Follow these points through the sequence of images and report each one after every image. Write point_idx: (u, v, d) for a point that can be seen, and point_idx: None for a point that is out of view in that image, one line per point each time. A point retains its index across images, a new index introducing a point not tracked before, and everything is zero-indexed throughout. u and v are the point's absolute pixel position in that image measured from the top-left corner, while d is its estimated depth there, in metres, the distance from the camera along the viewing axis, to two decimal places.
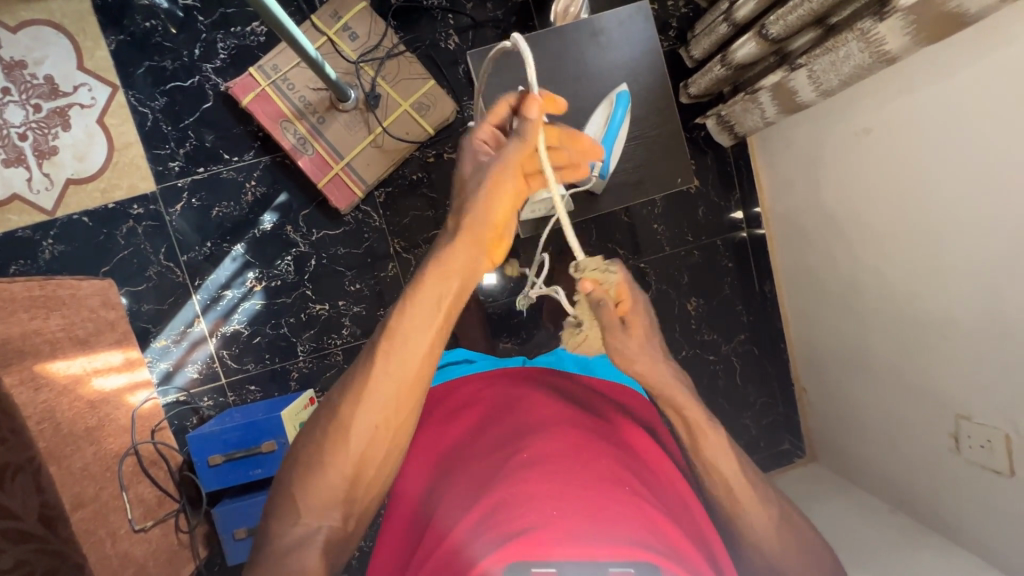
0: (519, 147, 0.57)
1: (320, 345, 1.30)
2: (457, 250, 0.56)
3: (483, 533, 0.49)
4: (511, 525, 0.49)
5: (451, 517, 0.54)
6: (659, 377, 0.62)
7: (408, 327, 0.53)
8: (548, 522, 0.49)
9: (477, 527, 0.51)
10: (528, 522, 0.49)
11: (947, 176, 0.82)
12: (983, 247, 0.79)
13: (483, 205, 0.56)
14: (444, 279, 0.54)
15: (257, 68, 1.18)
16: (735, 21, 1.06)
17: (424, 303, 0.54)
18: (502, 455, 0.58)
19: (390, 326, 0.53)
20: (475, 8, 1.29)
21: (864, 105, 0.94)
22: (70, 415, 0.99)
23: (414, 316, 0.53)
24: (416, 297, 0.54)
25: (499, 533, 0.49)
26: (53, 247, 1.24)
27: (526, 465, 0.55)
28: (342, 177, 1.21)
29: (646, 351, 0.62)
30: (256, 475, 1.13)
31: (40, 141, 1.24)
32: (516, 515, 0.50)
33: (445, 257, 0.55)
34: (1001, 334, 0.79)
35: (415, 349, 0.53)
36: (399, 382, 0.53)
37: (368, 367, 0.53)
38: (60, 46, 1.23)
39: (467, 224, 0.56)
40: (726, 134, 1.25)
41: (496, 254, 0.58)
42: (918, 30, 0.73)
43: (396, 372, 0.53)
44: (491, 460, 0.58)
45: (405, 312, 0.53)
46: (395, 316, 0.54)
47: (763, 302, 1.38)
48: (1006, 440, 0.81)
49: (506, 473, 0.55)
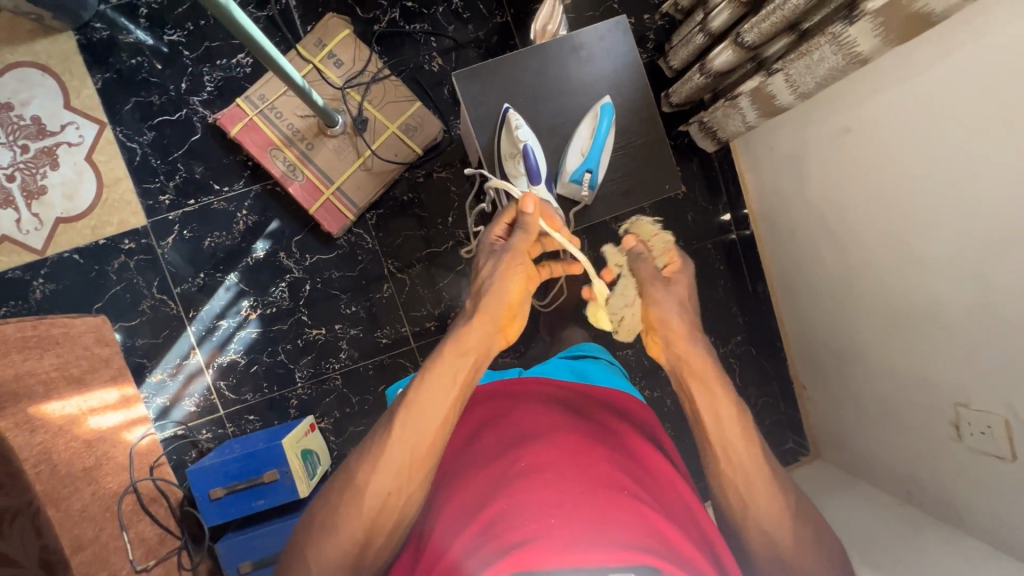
0: (522, 238, 0.78)
1: (318, 370, 1.30)
2: (469, 335, 0.67)
3: (481, 545, 0.50)
4: (510, 536, 0.50)
5: (450, 531, 0.54)
6: (688, 348, 0.72)
7: (425, 401, 0.61)
8: (546, 531, 0.50)
9: (476, 539, 0.51)
10: (527, 532, 0.50)
11: (922, 171, 0.85)
12: (963, 237, 0.81)
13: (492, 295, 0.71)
14: (461, 355, 0.65)
15: (244, 98, 1.20)
16: (711, 31, 1.08)
17: (441, 374, 0.63)
18: (501, 465, 0.59)
19: (410, 396, 0.61)
20: (456, 30, 1.32)
21: (842, 106, 0.96)
22: (67, 456, 0.97)
23: (433, 384, 0.62)
24: (436, 369, 0.63)
25: (498, 544, 0.50)
26: (44, 287, 1.23)
27: (523, 474, 0.56)
28: (333, 203, 1.23)
29: (683, 307, 0.77)
30: (259, 505, 1.12)
31: (28, 181, 1.24)
32: (515, 526, 0.51)
33: (464, 335, 0.67)
34: (992, 321, 0.80)
35: (432, 419, 0.60)
36: (413, 449, 0.59)
37: (384, 439, 0.59)
38: (46, 87, 1.23)
39: (483, 310, 0.70)
40: (709, 140, 1.28)
41: (508, 331, 0.71)
42: (888, 31, 0.76)
43: (411, 445, 0.59)
44: (490, 470, 0.59)
45: (424, 384, 0.62)
46: (415, 389, 0.62)
47: (756, 303, 1.39)
48: (1006, 425, 0.82)
49: (507, 483, 0.56)
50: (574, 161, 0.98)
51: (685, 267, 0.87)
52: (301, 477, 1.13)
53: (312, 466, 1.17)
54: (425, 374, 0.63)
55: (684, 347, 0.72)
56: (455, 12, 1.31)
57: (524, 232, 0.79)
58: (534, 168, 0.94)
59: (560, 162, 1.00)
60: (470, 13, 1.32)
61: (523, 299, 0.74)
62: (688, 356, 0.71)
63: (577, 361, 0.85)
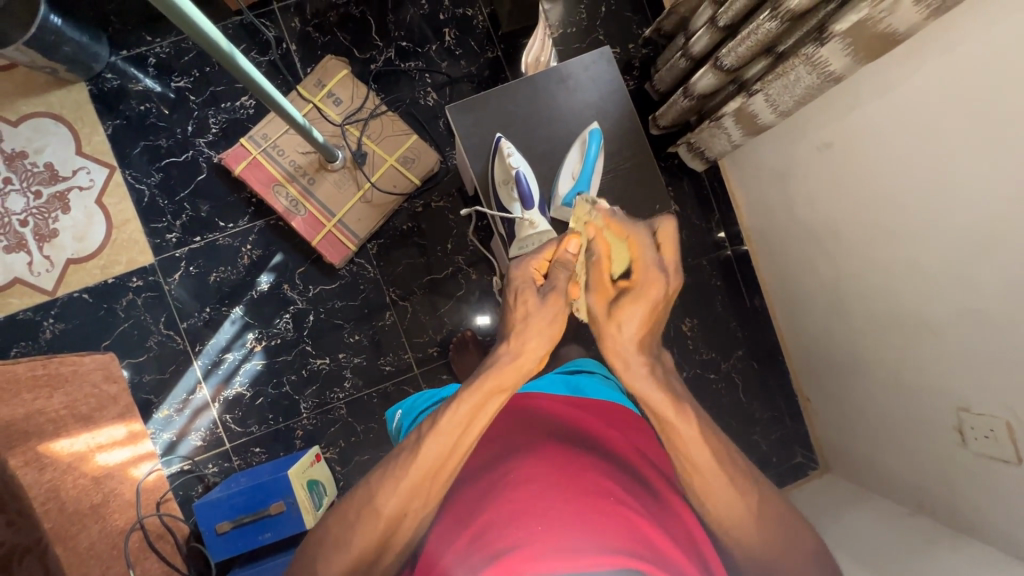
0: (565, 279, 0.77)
1: (323, 400, 1.31)
2: (505, 373, 0.66)
3: (472, 554, 0.54)
4: (496, 545, 0.54)
5: (442, 544, 0.57)
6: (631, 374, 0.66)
7: (452, 430, 0.61)
8: (531, 538, 0.53)
9: (467, 549, 0.55)
10: (513, 540, 0.54)
11: (897, 184, 0.88)
12: (943, 245, 0.85)
13: (531, 341, 0.69)
14: (492, 394, 0.65)
15: (247, 139, 1.25)
16: (693, 56, 1.13)
17: (472, 406, 0.63)
18: (491, 477, 0.62)
19: (440, 425, 0.61)
20: (450, 66, 1.38)
21: (822, 121, 1.00)
22: (75, 493, 0.98)
23: (460, 414, 0.62)
24: (467, 397, 0.63)
25: (486, 553, 0.53)
26: (54, 327, 1.26)
27: (512, 486, 0.60)
28: (334, 234, 1.27)
29: (662, 380, 0.65)
30: (265, 539, 1.11)
31: (40, 225, 1.28)
32: (502, 536, 0.54)
33: (503, 366, 0.66)
34: (985, 324, 0.81)
35: (456, 449, 0.60)
36: (429, 473, 0.58)
37: (403, 461, 0.59)
38: (59, 135, 1.29)
39: (522, 346, 0.69)
40: (698, 160, 1.31)
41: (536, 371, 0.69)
42: (857, 50, 0.79)
43: (423, 473, 0.58)
44: (480, 483, 0.62)
45: (455, 411, 0.62)
46: (446, 417, 0.62)
47: (755, 317, 1.40)
48: (1008, 428, 0.82)
49: (497, 495, 0.59)
50: (566, 185, 1.01)
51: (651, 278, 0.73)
52: (308, 508, 1.12)
53: (318, 496, 1.17)
54: (453, 402, 0.63)
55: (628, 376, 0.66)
56: (447, 50, 1.37)
57: (553, 291, 0.75)
58: (525, 192, 0.97)
59: (553, 187, 1.03)
60: (461, 50, 1.38)
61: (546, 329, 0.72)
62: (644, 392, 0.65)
63: (573, 376, 0.87)
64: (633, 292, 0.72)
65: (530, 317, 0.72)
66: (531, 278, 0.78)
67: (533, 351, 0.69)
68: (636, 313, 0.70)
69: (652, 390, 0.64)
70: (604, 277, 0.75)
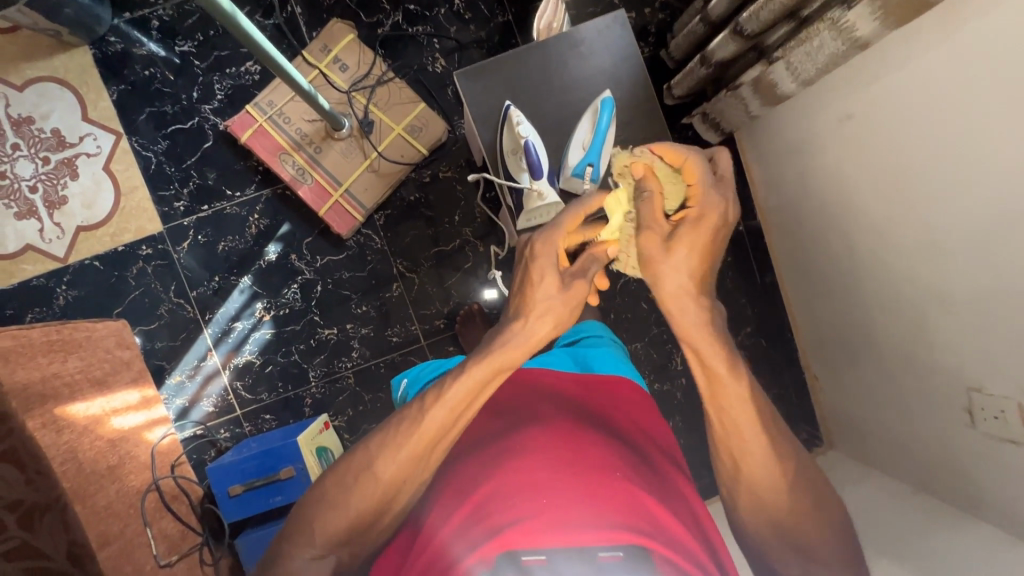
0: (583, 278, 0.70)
1: (331, 369, 1.32)
2: (515, 348, 0.62)
3: (473, 525, 0.57)
4: (498, 518, 0.57)
5: (443, 510, 0.59)
6: (682, 314, 0.63)
7: (457, 404, 0.59)
8: (533, 513, 0.57)
9: (467, 520, 0.57)
10: (515, 514, 0.57)
11: (923, 159, 0.85)
12: (965, 225, 0.82)
13: (543, 308, 0.65)
14: (496, 371, 0.61)
15: (253, 105, 1.23)
16: (711, 20, 1.09)
17: (475, 385, 0.60)
18: (493, 450, 0.64)
19: (447, 392, 0.59)
20: (459, 30, 1.33)
21: (844, 91, 0.96)
22: (92, 455, 1.00)
23: (467, 385, 0.59)
24: (476, 373, 0.60)
25: (487, 526, 0.56)
26: (67, 293, 1.28)
27: (515, 459, 0.62)
28: (341, 205, 1.26)
29: (711, 327, 0.62)
30: (276, 502, 1.14)
31: (50, 192, 1.28)
32: (505, 510, 0.57)
33: (511, 339, 0.62)
34: (1002, 304, 0.80)
35: (458, 420, 0.59)
36: (437, 441, 0.58)
37: (412, 425, 0.58)
38: (65, 100, 1.28)
39: (533, 311, 0.65)
40: (714, 132, 1.27)
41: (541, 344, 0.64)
42: (886, 14, 0.74)
43: (432, 439, 0.58)
44: (482, 455, 0.64)
45: (456, 389, 0.59)
46: (453, 388, 0.59)
47: (766, 294, 1.38)
48: (1019, 410, 0.81)
49: (499, 467, 0.61)
50: (577, 155, 0.97)
51: (710, 203, 0.67)
52: (317, 473, 1.15)
53: (327, 462, 1.20)
54: (460, 374, 0.60)
55: (677, 313, 0.63)
56: (456, 14, 1.33)
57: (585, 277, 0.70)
58: (535, 162, 0.95)
59: (563, 156, 1.00)
60: (471, 14, 1.33)
61: (556, 306, 0.65)
62: (684, 326, 0.62)
63: (581, 348, 0.87)
64: (690, 223, 0.66)
65: (544, 286, 0.67)
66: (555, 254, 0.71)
67: (547, 331, 0.64)
68: (691, 246, 0.64)
69: (706, 338, 0.61)
70: (658, 211, 0.69)
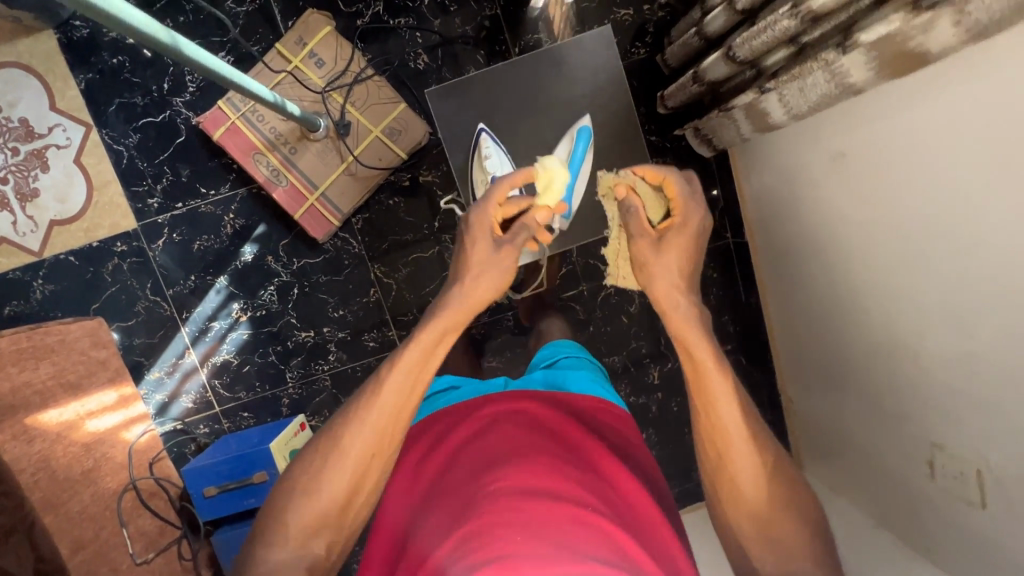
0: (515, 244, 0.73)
1: (308, 371, 1.33)
2: (458, 309, 0.67)
3: (460, 558, 0.52)
4: (488, 550, 0.51)
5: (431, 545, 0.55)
6: (678, 316, 0.65)
7: (409, 369, 0.63)
8: (521, 545, 0.51)
9: (455, 552, 0.52)
10: (505, 545, 0.51)
11: (914, 210, 0.80)
12: (948, 287, 0.78)
13: (484, 280, 0.69)
14: (445, 332, 0.66)
15: (225, 101, 1.18)
16: (707, 35, 1.01)
17: (419, 350, 0.64)
18: (481, 481, 0.59)
19: (398, 357, 0.64)
20: (443, 24, 1.25)
21: (839, 127, 0.90)
22: (65, 461, 1.03)
23: (416, 349, 0.64)
24: (421, 336, 0.64)
25: (475, 558, 0.51)
26: (43, 287, 1.27)
27: (503, 488, 0.57)
28: (317, 208, 1.22)
29: (700, 318, 0.64)
30: (250, 503, 1.18)
31: (21, 183, 1.25)
32: (489, 540, 0.52)
33: (451, 301, 0.67)
34: (969, 373, 0.78)
35: (414, 386, 0.64)
36: (395, 413, 0.62)
37: (371, 397, 0.62)
38: (31, 88, 1.23)
39: (475, 284, 0.69)
40: (705, 147, 1.22)
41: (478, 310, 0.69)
42: (882, 66, 0.69)
43: (392, 409, 0.62)
44: (471, 485, 0.59)
45: (405, 351, 0.64)
46: (404, 355, 0.64)
47: (749, 313, 1.36)
48: (977, 475, 0.81)
49: (485, 496, 0.57)
50: None
51: (689, 213, 0.73)
52: None
53: None
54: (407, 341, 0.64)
55: (674, 316, 0.65)
56: (441, 5, 1.24)
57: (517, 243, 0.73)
58: None
59: None
60: (456, 6, 1.25)
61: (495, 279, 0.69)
62: (679, 324, 0.64)
63: (565, 369, 0.85)
64: (674, 231, 0.72)
65: (478, 260, 0.71)
66: (489, 227, 0.74)
67: (485, 295, 0.69)
68: (680, 251, 0.70)
69: (699, 335, 0.63)
70: (644, 221, 0.75)
